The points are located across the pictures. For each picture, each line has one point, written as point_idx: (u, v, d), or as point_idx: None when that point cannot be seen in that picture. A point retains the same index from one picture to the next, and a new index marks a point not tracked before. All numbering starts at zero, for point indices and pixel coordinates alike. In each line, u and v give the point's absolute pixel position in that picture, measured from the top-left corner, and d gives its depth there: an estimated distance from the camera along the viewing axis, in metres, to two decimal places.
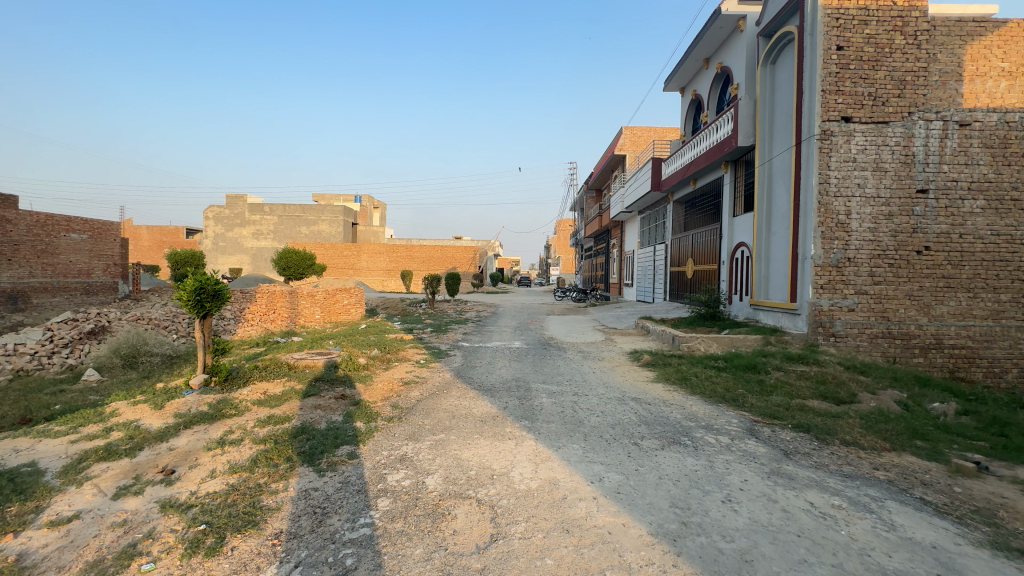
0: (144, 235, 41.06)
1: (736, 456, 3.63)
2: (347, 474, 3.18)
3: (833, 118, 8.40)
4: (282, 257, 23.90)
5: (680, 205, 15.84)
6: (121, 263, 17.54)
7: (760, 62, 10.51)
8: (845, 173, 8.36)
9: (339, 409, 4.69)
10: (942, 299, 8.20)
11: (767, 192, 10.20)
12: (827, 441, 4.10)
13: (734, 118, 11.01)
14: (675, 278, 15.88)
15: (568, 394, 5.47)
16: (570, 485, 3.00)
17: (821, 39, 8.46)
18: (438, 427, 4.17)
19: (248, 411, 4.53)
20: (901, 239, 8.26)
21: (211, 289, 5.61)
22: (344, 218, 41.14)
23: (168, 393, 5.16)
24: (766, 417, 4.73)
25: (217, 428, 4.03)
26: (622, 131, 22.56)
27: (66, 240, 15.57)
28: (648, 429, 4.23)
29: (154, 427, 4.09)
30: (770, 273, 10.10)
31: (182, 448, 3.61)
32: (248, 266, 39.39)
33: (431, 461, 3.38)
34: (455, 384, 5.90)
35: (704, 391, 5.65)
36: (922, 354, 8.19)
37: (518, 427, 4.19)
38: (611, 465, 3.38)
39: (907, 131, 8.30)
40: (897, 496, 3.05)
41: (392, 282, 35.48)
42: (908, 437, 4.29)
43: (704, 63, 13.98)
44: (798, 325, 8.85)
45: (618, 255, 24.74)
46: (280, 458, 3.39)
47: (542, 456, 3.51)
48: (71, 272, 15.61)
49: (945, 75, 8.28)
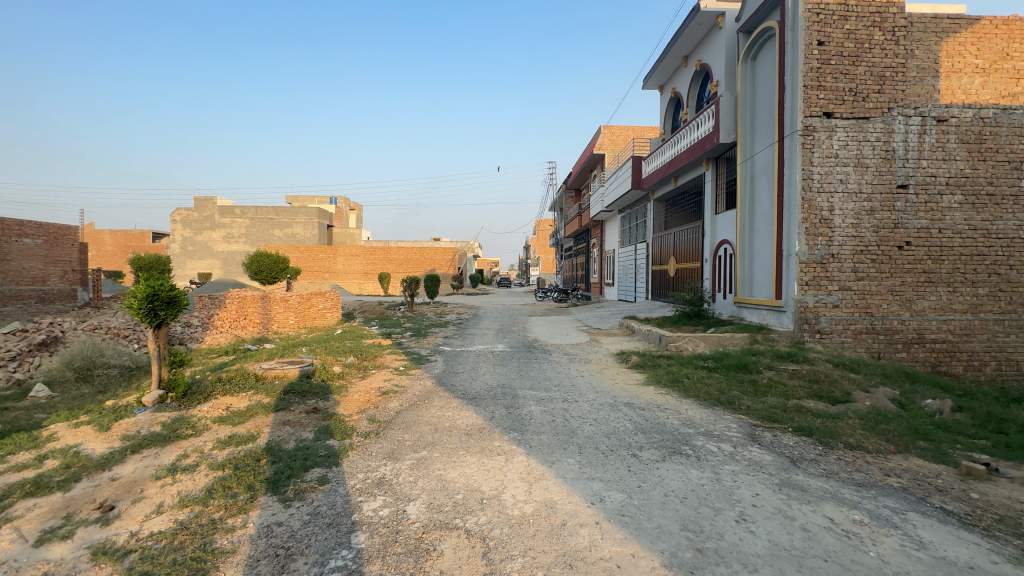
0: (107, 240, 39.31)
1: (742, 466, 3.38)
2: (317, 503, 2.80)
3: (815, 113, 8.35)
4: (253, 261, 22.94)
5: (661, 203, 15.77)
6: (80, 269, 16.54)
7: (739, 58, 10.45)
8: (828, 169, 8.31)
9: (310, 426, 4.28)
10: (923, 293, 8.22)
11: (750, 189, 10.12)
12: (831, 445, 3.90)
13: (715, 114, 10.92)
14: (657, 277, 15.79)
15: (558, 401, 5.16)
16: (569, 508, 2.70)
17: (803, 34, 8.38)
18: (419, 443, 3.80)
19: (207, 430, 4.08)
20: (883, 234, 8.25)
21: (165, 296, 5.12)
22: (319, 220, 40.11)
23: (117, 412, 4.64)
24: (765, 421, 4.52)
25: (169, 453, 3.59)
26: (601, 130, 22.46)
27: (17, 246, 14.57)
28: (645, 438, 3.96)
29: (96, 453, 3.61)
30: (754, 270, 10.03)
31: (126, 477, 3.17)
32: (219, 270, 38.03)
33: (412, 485, 3.02)
34: (436, 393, 5.54)
35: (698, 393, 5.43)
36: (906, 349, 8.18)
37: (506, 441, 3.85)
38: (611, 482, 3.08)
39: (887, 127, 8.30)
40: (918, 506, 2.85)
41: (369, 284, 34.69)
42: (911, 438, 4.13)
43: (683, 60, 13.94)
44: (783, 323, 8.75)
45: (598, 255, 24.63)
46: (239, 487, 2.98)
47: (535, 473, 3.19)
48: (24, 279, 14.60)
49: (923, 71, 8.31)
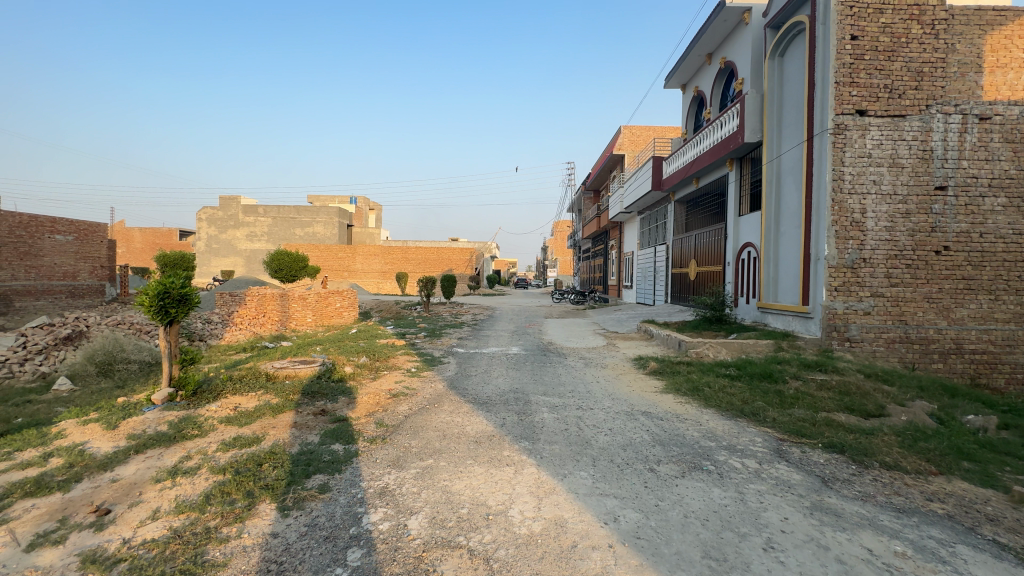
0: (137, 237, 40.55)
1: (769, 486, 3.14)
2: (315, 514, 2.67)
3: (847, 111, 7.97)
4: (274, 259, 23.24)
5: (682, 205, 15.40)
6: (108, 266, 16.96)
7: (767, 55, 10.08)
8: (861, 169, 7.92)
9: (318, 429, 4.18)
10: (963, 301, 7.76)
11: (776, 190, 9.74)
12: (866, 465, 3.62)
13: (741, 113, 10.56)
14: (677, 280, 15.42)
15: (572, 408, 4.96)
16: (580, 528, 2.52)
17: (835, 28, 8.02)
18: (426, 451, 3.66)
19: (213, 431, 4.02)
20: (918, 239, 7.83)
21: (176, 293, 5.09)
22: (339, 220, 40.56)
23: (126, 409, 4.62)
24: (792, 435, 4.25)
25: (172, 454, 3.52)
26: (621, 131, 22.14)
27: (49, 242, 14.99)
28: (663, 451, 3.74)
29: (102, 452, 3.57)
30: (779, 274, 9.66)
31: (127, 479, 3.10)
32: (242, 268, 38.77)
33: (415, 496, 2.87)
34: (447, 397, 5.39)
35: (720, 403, 5.18)
36: (942, 359, 7.73)
37: (516, 450, 3.68)
38: (626, 499, 2.89)
39: (925, 125, 7.87)
40: (967, 538, 2.58)
41: (387, 284, 34.91)
42: (954, 458, 3.82)
43: (707, 58, 13.58)
44: (810, 330, 8.39)
45: (617, 256, 24.29)
46: (238, 493, 2.88)
47: (545, 488, 3.01)
48: (55, 274, 15.03)
49: (965, 66, 7.86)
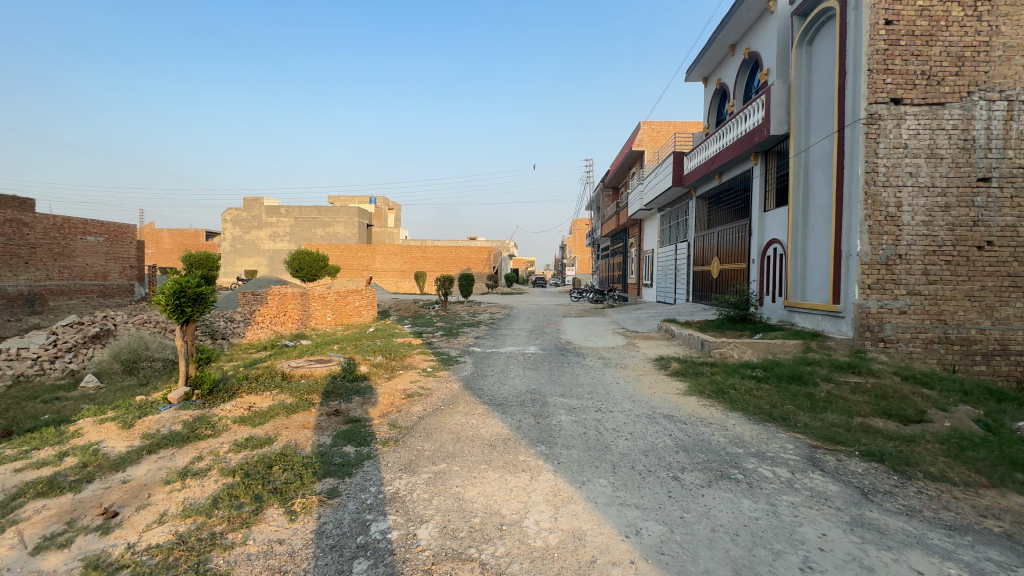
0: (165, 238, 41.74)
1: (803, 498, 2.93)
2: (323, 520, 2.57)
3: (881, 100, 7.58)
4: (295, 259, 23.55)
5: (704, 200, 14.98)
6: (137, 266, 17.40)
7: (794, 44, 9.68)
8: (895, 160, 7.53)
9: (330, 429, 4.11)
10: (1008, 300, 7.30)
11: (804, 184, 9.35)
12: (908, 475, 3.37)
13: (766, 104, 10.19)
14: (699, 279, 15.04)
15: (590, 411, 4.79)
16: (599, 542, 2.36)
17: (867, 13, 7.62)
18: (439, 454, 3.55)
19: (226, 431, 3.99)
20: (959, 233, 7.40)
21: (191, 293, 5.10)
22: (359, 220, 41.02)
23: (143, 408, 4.63)
24: (826, 442, 4.01)
25: (184, 454, 3.49)
26: (641, 126, 21.71)
27: (82, 243, 15.42)
28: (688, 458, 3.55)
29: (115, 451, 3.56)
30: (807, 272, 9.27)
31: (137, 480, 3.07)
32: (265, 268, 39.52)
33: (426, 503, 2.75)
34: (462, 398, 5.28)
35: (747, 406, 4.95)
36: (985, 361, 7.30)
37: (533, 455, 3.54)
38: (649, 510, 2.71)
39: (966, 113, 7.42)
40: None
41: (405, 283, 35.26)
42: (1007, 468, 3.54)
43: (730, 49, 13.17)
44: (841, 330, 8.01)
45: (636, 254, 23.92)
46: (246, 496, 2.80)
47: (562, 496, 2.86)
48: (87, 274, 15.48)
49: (1010, 49, 7.39)
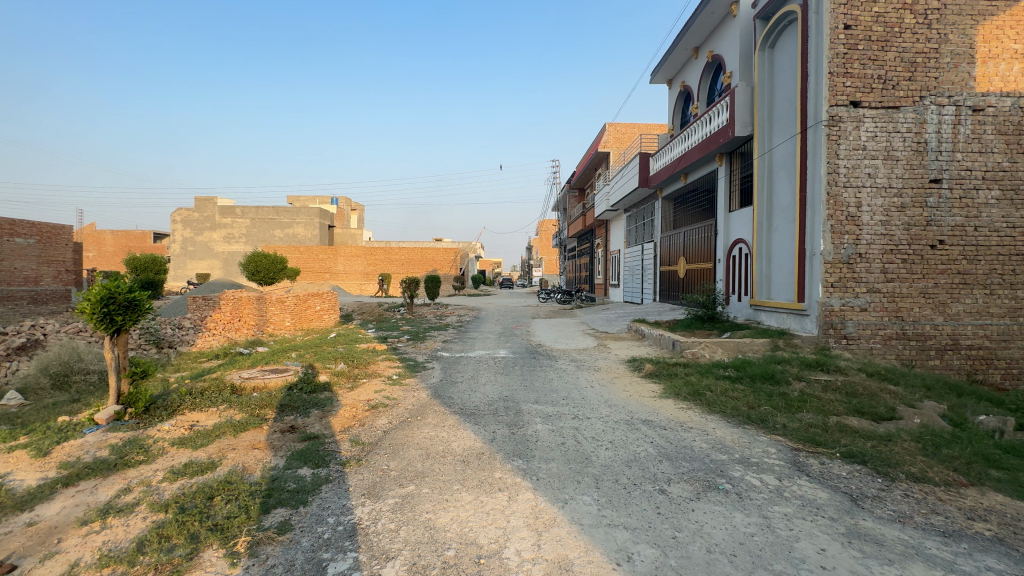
0: (108, 240, 39.09)
1: (795, 508, 2.78)
2: (270, 563, 2.21)
3: (841, 102, 7.75)
4: (251, 261, 22.36)
5: (670, 201, 15.13)
6: (74, 270, 16.04)
7: (756, 47, 9.82)
8: (855, 161, 7.70)
9: (285, 449, 3.71)
10: (958, 296, 7.59)
11: (768, 185, 9.48)
12: (891, 477, 3.31)
13: (730, 106, 10.30)
14: (666, 278, 15.17)
15: (567, 418, 4.56)
16: (589, 573, 2.12)
17: (827, 17, 7.79)
18: (406, 474, 3.22)
19: (162, 455, 3.53)
20: (914, 233, 7.65)
21: (122, 299, 4.55)
22: (320, 220, 39.67)
23: (63, 432, 4.07)
24: (806, 444, 3.93)
25: (109, 486, 3.02)
26: (606, 127, 21.84)
27: (9, 245, 14.08)
28: (672, 468, 3.36)
29: (23, 486, 3.05)
30: (772, 271, 9.41)
31: (47, 522, 2.60)
32: (219, 271, 37.56)
33: (392, 536, 2.43)
34: (430, 407, 4.95)
35: (725, 408, 4.85)
36: (939, 356, 7.56)
37: (509, 471, 3.27)
38: (640, 530, 2.49)
39: (919, 117, 7.69)
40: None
41: (370, 285, 34.33)
42: (981, 465, 3.54)
43: (694, 52, 13.34)
44: (806, 327, 8.13)
45: (603, 254, 24.07)
46: (179, 536, 2.40)
47: (544, 519, 2.60)
48: (16, 279, 14.12)
49: (957, 57, 7.70)
